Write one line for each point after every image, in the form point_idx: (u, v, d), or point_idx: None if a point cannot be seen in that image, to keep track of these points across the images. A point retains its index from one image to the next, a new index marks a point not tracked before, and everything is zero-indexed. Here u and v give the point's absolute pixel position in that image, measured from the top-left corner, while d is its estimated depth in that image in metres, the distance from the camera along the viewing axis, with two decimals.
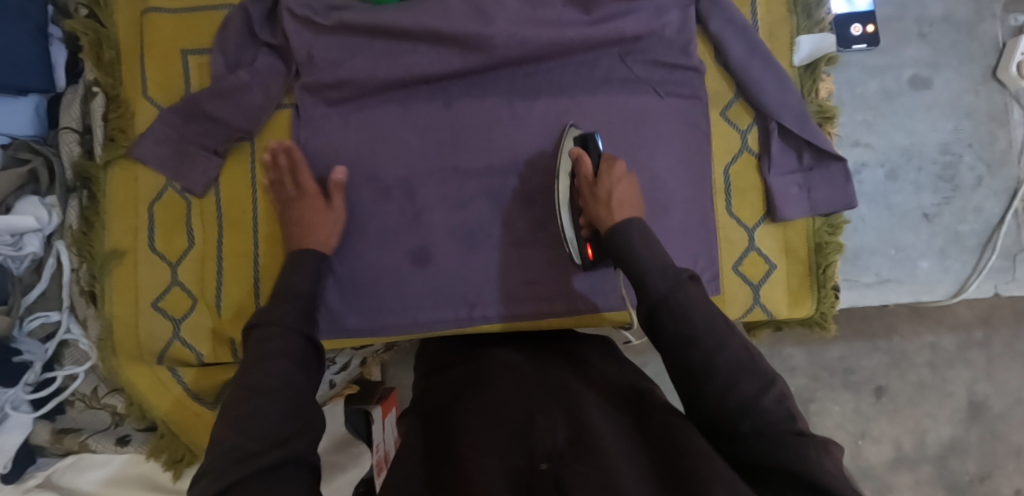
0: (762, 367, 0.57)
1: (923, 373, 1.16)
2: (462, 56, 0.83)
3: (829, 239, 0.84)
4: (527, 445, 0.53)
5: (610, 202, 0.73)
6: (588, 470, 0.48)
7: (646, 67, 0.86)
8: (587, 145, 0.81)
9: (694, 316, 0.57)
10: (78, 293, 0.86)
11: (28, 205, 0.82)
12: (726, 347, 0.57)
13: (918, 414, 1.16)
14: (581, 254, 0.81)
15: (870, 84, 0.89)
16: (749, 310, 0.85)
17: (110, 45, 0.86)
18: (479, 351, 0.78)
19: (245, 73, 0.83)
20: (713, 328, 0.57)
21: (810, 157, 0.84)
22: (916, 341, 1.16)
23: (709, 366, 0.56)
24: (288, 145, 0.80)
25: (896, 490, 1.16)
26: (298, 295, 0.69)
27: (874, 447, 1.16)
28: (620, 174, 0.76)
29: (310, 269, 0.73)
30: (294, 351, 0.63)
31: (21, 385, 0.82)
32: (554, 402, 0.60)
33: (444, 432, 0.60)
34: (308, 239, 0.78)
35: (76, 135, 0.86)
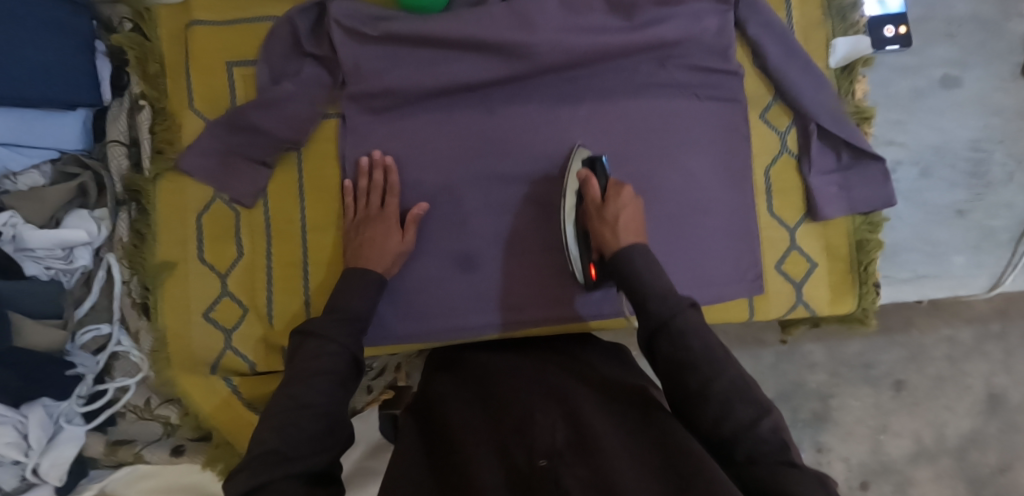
0: (759, 397, 0.60)
1: (942, 366, 1.19)
2: (506, 64, 0.82)
3: (869, 237, 0.86)
4: (529, 442, 0.55)
5: (618, 226, 0.73)
6: (587, 469, 0.51)
7: (685, 71, 0.86)
8: (595, 168, 0.80)
9: (693, 341, 0.62)
10: (130, 305, 0.87)
11: (77, 219, 0.82)
12: (723, 375, 0.60)
13: (937, 406, 1.19)
14: (584, 274, 0.80)
15: (902, 84, 0.89)
16: (793, 308, 0.87)
17: (155, 59, 0.87)
18: (483, 357, 0.82)
19: (291, 84, 0.83)
20: (711, 354, 0.61)
21: (849, 156, 0.86)
22: (934, 334, 1.20)
23: (706, 392, 0.60)
24: (390, 166, 0.83)
25: (918, 483, 1.18)
26: (351, 318, 0.72)
27: (896, 441, 1.18)
28: (628, 199, 0.75)
29: (364, 287, 0.76)
30: (337, 370, 0.67)
31: (73, 398, 0.83)
32: (554, 403, 0.62)
33: (443, 431, 0.64)
34: (371, 259, 0.78)
35: (124, 148, 0.87)
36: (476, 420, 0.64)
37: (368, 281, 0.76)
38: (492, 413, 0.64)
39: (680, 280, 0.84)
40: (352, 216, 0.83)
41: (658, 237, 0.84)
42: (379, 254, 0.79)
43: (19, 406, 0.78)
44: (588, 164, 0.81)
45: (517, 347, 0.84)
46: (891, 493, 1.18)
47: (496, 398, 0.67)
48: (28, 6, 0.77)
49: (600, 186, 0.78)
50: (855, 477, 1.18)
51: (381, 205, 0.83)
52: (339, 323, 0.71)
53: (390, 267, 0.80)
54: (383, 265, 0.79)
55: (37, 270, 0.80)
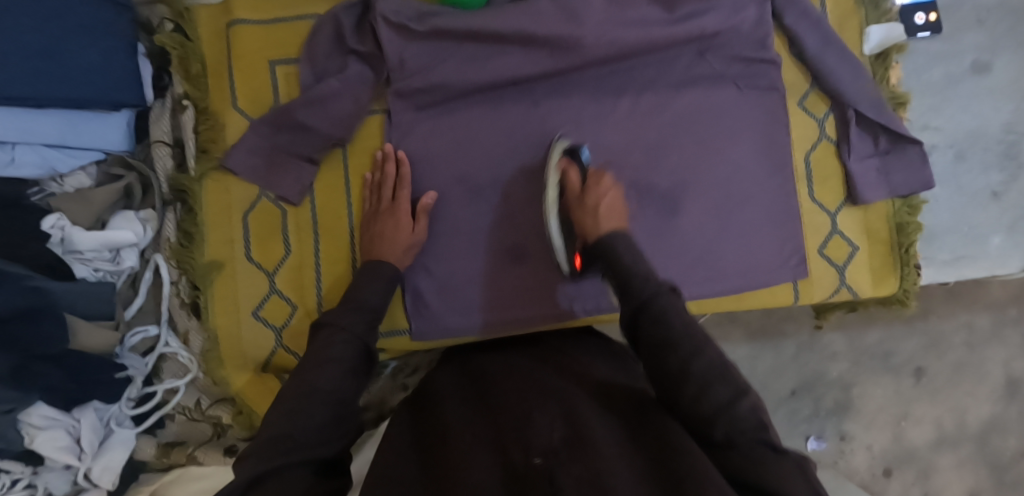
0: (736, 377, 0.57)
1: (961, 353, 1.21)
2: (552, 57, 0.83)
3: (909, 220, 0.88)
4: (525, 439, 0.55)
5: (597, 213, 0.75)
6: (584, 467, 0.50)
7: (724, 61, 0.87)
8: (575, 158, 0.83)
9: (672, 321, 0.60)
10: (178, 305, 0.86)
11: (122, 220, 0.82)
12: (703, 355, 0.58)
13: (957, 393, 1.21)
14: (569, 264, 0.81)
15: (936, 70, 0.91)
16: (836, 291, 0.89)
17: (196, 59, 0.86)
18: (478, 356, 0.81)
19: (337, 81, 0.82)
20: (691, 333, 0.59)
21: (887, 141, 0.87)
22: (952, 320, 1.22)
23: (684, 372, 0.57)
24: (403, 159, 0.83)
25: (939, 468, 1.21)
26: (362, 307, 0.72)
27: (917, 428, 1.21)
28: (607, 186, 0.78)
29: (379, 284, 0.76)
30: (348, 358, 0.66)
31: (123, 401, 0.82)
32: (551, 401, 0.61)
33: (436, 430, 0.63)
34: (385, 250, 0.80)
35: (168, 148, 0.87)
36: (469, 419, 0.63)
37: (380, 273, 0.77)
38: (486, 413, 0.63)
39: (727, 266, 0.86)
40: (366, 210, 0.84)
41: (702, 225, 0.85)
42: (390, 247, 0.80)
43: (70, 410, 0.78)
44: (568, 154, 0.83)
45: (510, 343, 0.83)
46: (915, 479, 1.21)
47: (493, 397, 0.66)
48: (70, 7, 0.77)
49: (580, 175, 0.81)
50: (878, 466, 1.21)
51: (391, 198, 0.84)
52: (347, 310, 0.71)
53: (403, 258, 0.81)
54: (394, 253, 0.80)
55: (85, 272, 0.80)
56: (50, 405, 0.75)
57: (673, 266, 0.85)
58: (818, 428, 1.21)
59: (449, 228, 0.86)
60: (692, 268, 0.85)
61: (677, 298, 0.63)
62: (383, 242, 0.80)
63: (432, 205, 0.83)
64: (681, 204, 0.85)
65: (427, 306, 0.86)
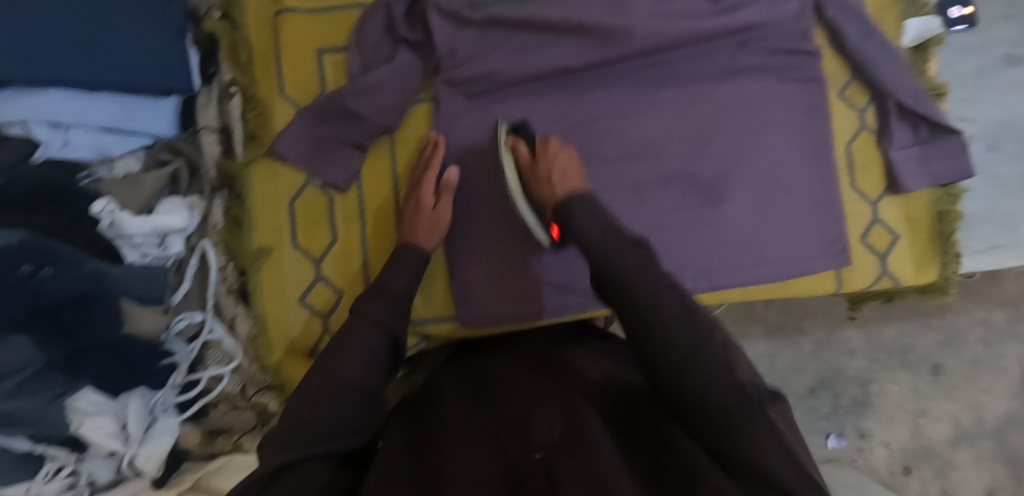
0: (701, 325, 0.54)
1: (977, 349, 1.23)
2: (599, 48, 0.84)
3: (950, 208, 0.89)
4: (523, 434, 0.53)
5: (552, 174, 0.73)
6: (581, 464, 0.48)
7: (767, 54, 0.87)
8: (521, 132, 0.81)
9: (634, 275, 0.57)
10: (225, 292, 0.87)
11: (170, 205, 0.80)
12: (663, 308, 0.54)
13: (974, 390, 1.22)
14: (547, 235, 0.78)
15: (969, 62, 0.93)
16: (879, 279, 0.90)
17: (246, 47, 0.87)
18: (476, 355, 0.78)
19: (385, 70, 0.83)
20: (653, 282, 0.56)
21: (926, 131, 0.88)
22: (968, 317, 1.23)
23: (649, 325, 0.54)
24: (438, 140, 0.83)
25: (958, 466, 1.22)
26: (385, 293, 0.71)
27: (935, 425, 1.23)
28: (557, 145, 0.76)
29: (411, 265, 0.76)
30: (374, 348, 0.65)
31: (168, 388, 0.82)
32: (548, 392, 0.59)
33: (430, 424, 0.61)
34: (415, 234, 0.80)
35: (216, 135, 0.88)
36: (462, 413, 0.61)
37: (415, 258, 0.77)
38: (482, 406, 0.61)
39: (774, 254, 0.86)
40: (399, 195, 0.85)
41: (748, 214, 0.86)
42: (424, 228, 0.80)
43: (116, 397, 0.76)
44: (515, 133, 0.81)
45: (510, 339, 0.80)
46: (933, 476, 1.23)
47: (488, 390, 0.64)
48: None
49: (529, 149, 0.80)
50: (896, 463, 1.23)
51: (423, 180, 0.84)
52: (374, 297, 0.70)
53: (433, 237, 0.81)
54: (423, 230, 0.80)
55: (134, 257, 0.79)
56: (97, 390, 0.74)
57: (718, 252, 0.86)
58: (837, 425, 1.24)
59: (496, 216, 0.86)
60: (737, 255, 0.86)
61: (642, 249, 0.60)
62: (412, 228, 0.81)
63: (455, 181, 0.82)
64: (727, 192, 0.86)
65: (474, 293, 0.86)
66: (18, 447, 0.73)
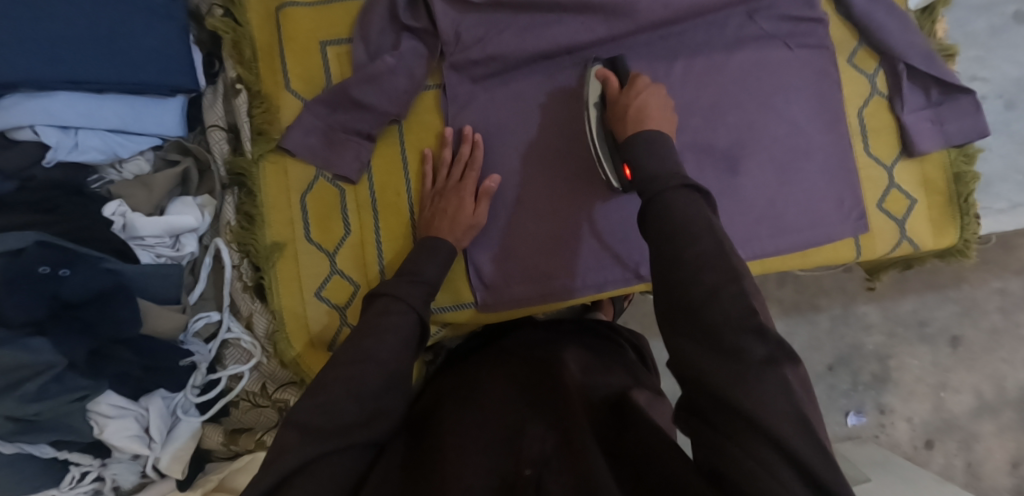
0: (732, 262, 0.52)
1: (995, 319, 1.21)
2: (607, 23, 0.84)
3: (966, 168, 0.88)
4: (514, 450, 0.54)
5: (627, 116, 0.72)
6: (572, 475, 0.50)
7: (774, 22, 0.88)
8: (616, 68, 0.81)
9: (675, 214, 0.55)
10: (241, 289, 0.85)
11: (182, 206, 0.81)
12: (703, 242, 0.53)
13: (994, 360, 1.22)
14: (618, 175, 0.77)
15: (980, 21, 0.92)
16: (898, 245, 0.89)
17: (249, 43, 0.86)
18: (472, 362, 0.79)
19: (393, 57, 0.83)
20: (698, 221, 0.55)
21: (938, 93, 0.87)
22: (984, 287, 1.22)
23: (681, 258, 0.53)
24: (479, 142, 0.83)
25: (982, 437, 1.21)
26: (420, 280, 0.71)
27: (956, 398, 1.22)
28: (644, 89, 0.74)
29: (444, 260, 0.76)
30: (404, 328, 0.65)
31: (189, 389, 0.81)
32: (539, 405, 0.60)
33: (434, 435, 0.60)
34: (451, 228, 0.79)
35: (224, 132, 0.87)
36: (463, 420, 0.60)
37: (438, 251, 0.76)
38: (480, 416, 0.61)
39: (793, 222, 0.87)
40: (425, 193, 0.84)
41: (762, 184, 0.86)
42: (451, 225, 0.80)
43: (138, 399, 0.77)
44: (608, 68, 0.81)
45: (504, 344, 0.81)
46: (957, 449, 1.21)
47: (484, 399, 0.64)
48: None
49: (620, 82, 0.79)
50: (919, 437, 1.22)
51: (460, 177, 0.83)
52: (411, 283, 0.70)
53: (462, 237, 0.80)
54: (454, 232, 0.79)
55: (148, 259, 0.79)
56: (119, 394, 0.74)
57: (736, 223, 0.86)
58: (857, 402, 1.23)
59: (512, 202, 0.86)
60: (750, 224, 0.87)
61: (694, 194, 0.57)
62: (450, 218, 0.80)
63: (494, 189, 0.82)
64: (741, 163, 0.86)
65: (490, 277, 0.86)
66: (41, 454, 0.73)
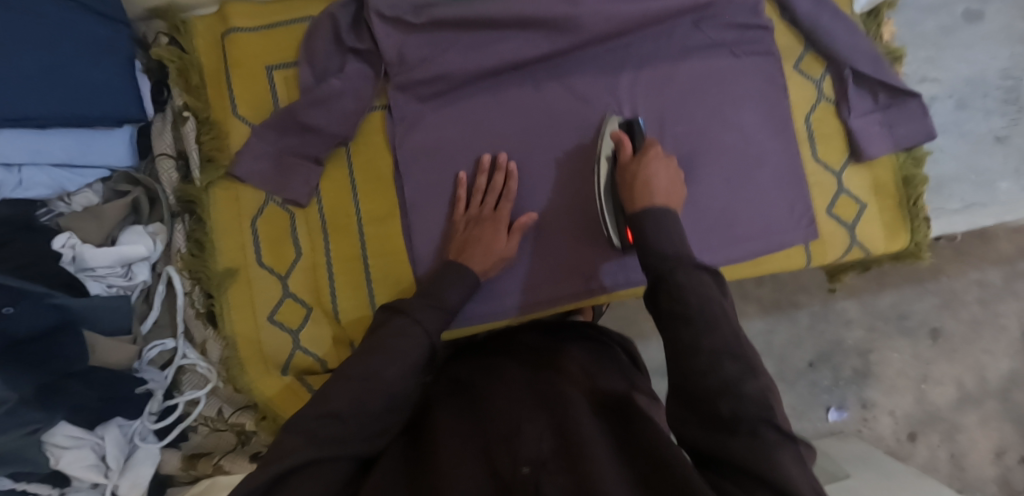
0: (748, 354, 0.56)
1: (975, 310, 1.22)
2: (550, 39, 0.83)
3: (915, 172, 0.87)
4: (511, 448, 0.54)
5: (635, 186, 0.74)
6: (570, 478, 0.51)
7: (720, 30, 0.88)
8: (632, 130, 0.83)
9: (690, 297, 0.58)
10: (194, 316, 0.86)
11: (133, 235, 0.82)
12: (717, 331, 0.56)
13: (975, 351, 1.22)
14: (619, 235, 0.80)
15: (929, 22, 0.92)
16: (848, 251, 0.88)
17: (195, 70, 0.87)
18: (471, 357, 0.78)
19: (339, 80, 0.83)
20: (708, 308, 0.58)
21: (885, 96, 0.87)
22: (962, 279, 1.22)
23: (693, 346, 0.56)
24: (512, 173, 0.82)
25: (965, 428, 1.22)
26: (444, 309, 0.70)
27: (938, 389, 1.22)
28: (655, 160, 0.77)
29: (461, 288, 0.74)
30: (415, 354, 0.63)
31: (145, 415, 0.82)
32: (540, 404, 0.60)
33: (427, 434, 0.61)
34: (478, 257, 0.77)
35: (172, 160, 0.88)
36: (455, 424, 0.61)
37: (465, 279, 0.74)
38: (477, 418, 0.61)
39: (745, 230, 0.86)
40: (457, 218, 0.82)
41: (712, 193, 0.86)
42: (482, 254, 0.78)
43: (94, 428, 0.77)
44: (625, 130, 0.83)
45: (501, 343, 0.80)
46: (940, 441, 1.21)
47: (481, 401, 0.64)
48: (75, 29, 0.77)
49: (632, 145, 0.81)
50: (902, 430, 1.22)
51: (493, 207, 0.82)
52: (429, 308, 0.68)
53: (489, 268, 0.79)
54: (485, 265, 0.78)
55: (99, 289, 0.80)
56: (74, 424, 0.75)
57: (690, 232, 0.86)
58: (839, 398, 1.22)
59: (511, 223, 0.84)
60: (705, 235, 0.86)
61: (706, 275, 0.61)
62: (481, 246, 0.78)
63: (529, 224, 0.82)
64: (692, 173, 0.86)
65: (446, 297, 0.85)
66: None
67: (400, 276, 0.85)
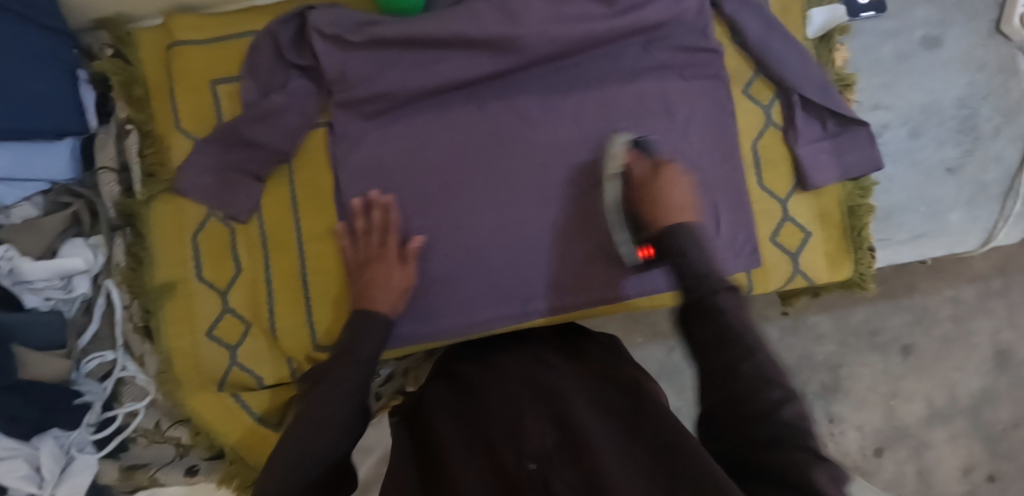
0: (786, 380, 0.56)
1: (947, 327, 1.20)
2: (493, 60, 0.82)
3: (861, 202, 0.88)
4: (516, 443, 0.57)
5: (656, 208, 0.72)
6: (577, 471, 0.53)
7: (669, 52, 0.86)
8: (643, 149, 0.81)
9: (726, 319, 0.59)
10: (132, 330, 0.87)
11: (74, 247, 0.83)
12: (752, 359, 0.57)
13: (945, 368, 1.20)
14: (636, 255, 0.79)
15: (886, 47, 0.91)
16: (791, 279, 0.88)
17: (140, 82, 0.87)
18: (468, 357, 0.82)
19: (281, 96, 0.83)
20: (747, 333, 0.58)
21: (834, 124, 0.87)
22: (937, 295, 1.20)
23: (736, 369, 0.56)
24: (390, 205, 0.80)
25: (933, 445, 1.20)
26: (356, 362, 0.68)
27: (908, 406, 1.19)
28: (670, 179, 0.74)
29: (373, 334, 0.71)
30: (342, 416, 0.64)
31: (83, 426, 0.83)
32: (540, 399, 0.63)
33: (434, 438, 0.64)
34: (376, 296, 0.75)
35: (114, 174, 0.88)
36: (459, 425, 0.64)
37: (374, 321, 0.72)
38: (479, 416, 0.64)
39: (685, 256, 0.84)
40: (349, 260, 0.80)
41: None
42: (383, 293, 0.75)
43: (30, 439, 0.78)
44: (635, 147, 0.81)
45: (497, 343, 0.84)
46: (908, 456, 1.19)
47: (479, 401, 0.67)
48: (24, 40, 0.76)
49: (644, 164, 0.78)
50: (869, 445, 1.19)
51: (381, 241, 0.80)
52: (346, 364, 0.67)
53: (398, 303, 0.76)
54: (391, 301, 0.75)
55: (36, 302, 0.80)
56: (8, 435, 0.75)
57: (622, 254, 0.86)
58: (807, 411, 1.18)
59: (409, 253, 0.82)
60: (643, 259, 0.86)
61: (736, 299, 0.61)
62: (377, 286, 0.76)
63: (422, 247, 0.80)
64: None
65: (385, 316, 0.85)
66: None
67: (338, 295, 0.85)
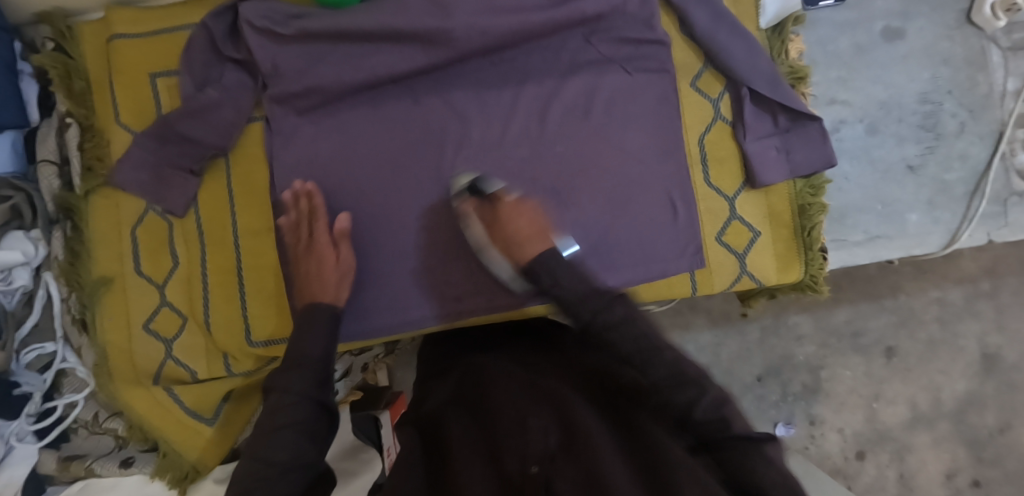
0: (696, 374, 0.56)
1: (932, 329, 1.15)
2: (426, 52, 0.80)
3: (811, 201, 0.85)
4: (518, 443, 0.52)
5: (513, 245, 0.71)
6: (580, 473, 0.48)
7: (612, 45, 0.84)
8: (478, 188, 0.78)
9: (618, 338, 0.58)
10: (69, 322, 0.87)
11: (13, 240, 0.83)
12: (658, 363, 0.56)
13: (931, 371, 1.15)
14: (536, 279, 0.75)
15: (843, 40, 0.88)
16: (737, 280, 0.85)
17: (80, 76, 0.87)
18: (466, 350, 0.77)
19: (216, 90, 0.82)
20: (643, 343, 0.58)
21: (786, 119, 0.84)
22: (923, 297, 1.15)
23: (647, 384, 0.56)
24: (313, 193, 0.79)
25: (916, 449, 1.15)
26: (303, 363, 0.65)
27: (890, 409, 1.15)
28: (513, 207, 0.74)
29: (323, 331, 0.70)
30: (304, 421, 0.62)
31: (23, 417, 0.83)
32: (545, 398, 0.57)
33: (437, 434, 0.59)
34: (318, 291, 0.75)
35: (55, 168, 0.88)
36: (461, 420, 0.59)
37: (315, 318, 0.71)
38: (479, 412, 0.58)
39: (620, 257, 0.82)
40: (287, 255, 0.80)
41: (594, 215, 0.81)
42: (321, 285, 0.76)
43: None
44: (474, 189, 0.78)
45: (499, 340, 0.79)
46: (889, 461, 1.15)
47: (484, 392, 0.61)
48: None
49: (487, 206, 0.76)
50: (850, 449, 1.14)
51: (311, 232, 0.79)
52: (290, 370, 0.64)
53: (340, 291, 0.77)
54: (334, 291, 0.76)
55: None
56: None
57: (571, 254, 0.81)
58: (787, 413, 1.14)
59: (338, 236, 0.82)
60: None
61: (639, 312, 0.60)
62: (318, 280, 0.76)
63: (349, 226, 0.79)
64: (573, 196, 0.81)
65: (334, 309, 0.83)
66: None
67: (272, 290, 0.84)
